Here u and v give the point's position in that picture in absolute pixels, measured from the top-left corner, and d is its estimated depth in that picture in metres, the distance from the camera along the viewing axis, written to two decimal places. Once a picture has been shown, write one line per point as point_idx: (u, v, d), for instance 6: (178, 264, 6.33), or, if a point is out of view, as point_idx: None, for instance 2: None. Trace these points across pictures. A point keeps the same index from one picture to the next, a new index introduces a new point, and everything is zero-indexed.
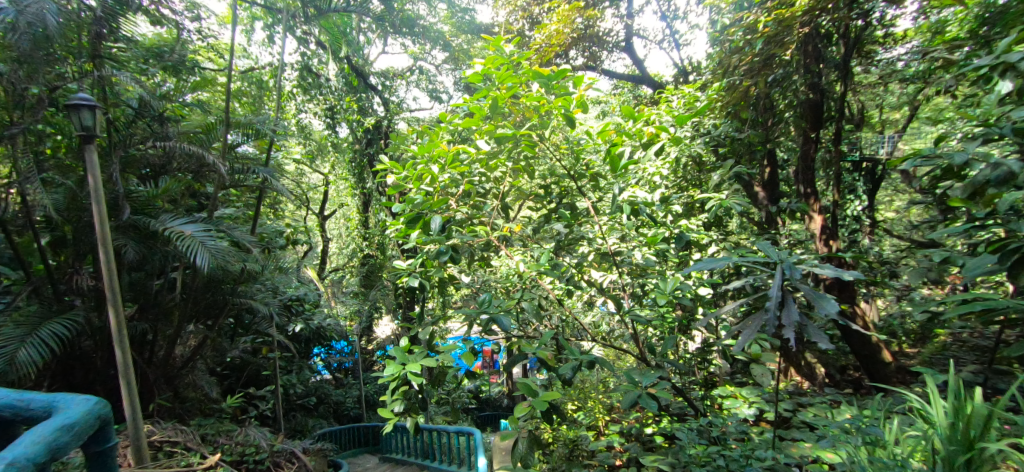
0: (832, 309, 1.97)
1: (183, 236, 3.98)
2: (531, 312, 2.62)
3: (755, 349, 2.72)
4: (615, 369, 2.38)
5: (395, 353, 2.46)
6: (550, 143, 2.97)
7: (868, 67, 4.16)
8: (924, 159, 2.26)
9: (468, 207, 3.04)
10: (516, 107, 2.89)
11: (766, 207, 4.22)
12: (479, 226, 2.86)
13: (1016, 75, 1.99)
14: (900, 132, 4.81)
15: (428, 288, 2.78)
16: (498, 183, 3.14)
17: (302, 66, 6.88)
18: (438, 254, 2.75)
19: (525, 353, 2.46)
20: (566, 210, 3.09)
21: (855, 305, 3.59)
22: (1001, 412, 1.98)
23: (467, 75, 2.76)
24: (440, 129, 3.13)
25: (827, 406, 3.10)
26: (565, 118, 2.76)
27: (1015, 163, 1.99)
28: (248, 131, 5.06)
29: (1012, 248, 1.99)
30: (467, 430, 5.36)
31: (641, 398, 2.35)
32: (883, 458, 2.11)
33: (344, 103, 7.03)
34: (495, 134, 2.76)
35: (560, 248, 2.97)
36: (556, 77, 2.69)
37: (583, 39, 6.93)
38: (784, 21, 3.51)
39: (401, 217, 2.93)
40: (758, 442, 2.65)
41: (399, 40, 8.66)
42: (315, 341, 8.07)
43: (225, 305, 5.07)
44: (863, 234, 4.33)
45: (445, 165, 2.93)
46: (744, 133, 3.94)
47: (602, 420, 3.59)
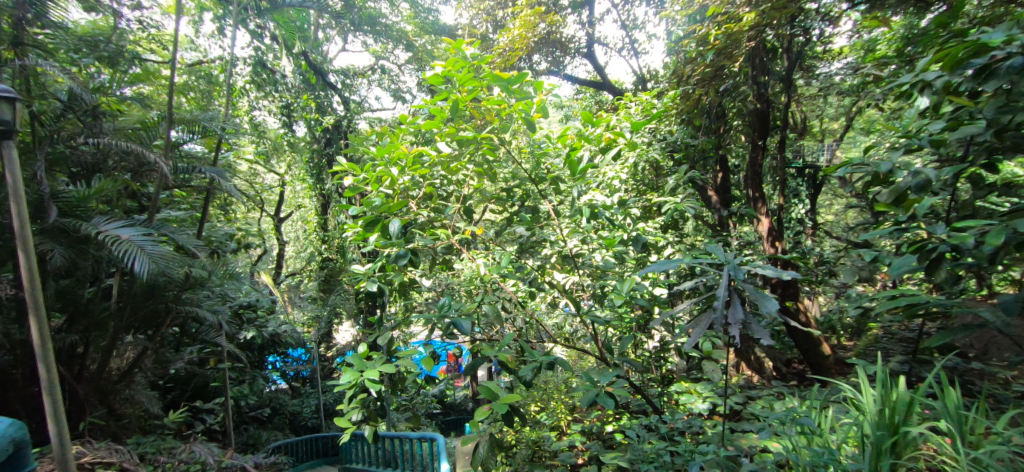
0: (773, 307, 2.13)
1: (119, 240, 3.85)
2: (494, 317, 2.63)
3: (706, 347, 2.92)
4: (574, 370, 2.49)
5: (352, 361, 2.46)
6: (509, 146, 3.05)
7: (809, 80, 4.33)
8: (855, 168, 2.48)
9: (429, 210, 3.11)
10: (477, 110, 2.96)
11: (718, 210, 4.45)
12: (440, 230, 2.94)
13: (932, 92, 2.14)
14: (839, 141, 5.13)
15: (387, 293, 2.82)
16: (460, 186, 3.21)
17: (256, 61, 6.69)
18: (397, 256, 2.79)
19: (486, 356, 2.51)
20: (527, 213, 3.18)
21: (798, 303, 3.82)
22: (921, 398, 2.23)
23: (428, 76, 2.80)
24: (400, 131, 3.15)
25: (774, 398, 3.31)
26: (525, 122, 2.85)
27: (933, 171, 2.18)
28: (192, 127, 4.89)
29: (930, 248, 2.17)
30: (430, 436, 5.38)
31: (599, 398, 2.46)
32: (818, 446, 2.32)
33: (301, 102, 6.96)
34: (456, 136, 2.83)
35: (522, 250, 3.12)
36: (516, 81, 2.72)
37: (546, 44, 7.09)
38: (733, 35, 3.71)
39: (359, 220, 2.90)
40: (711, 435, 2.81)
41: (362, 39, 8.59)
42: (270, 348, 7.81)
43: (167, 313, 4.90)
44: (807, 237, 4.59)
45: (405, 167, 2.97)
46: (698, 140, 4.29)
47: (564, 420, 3.72)
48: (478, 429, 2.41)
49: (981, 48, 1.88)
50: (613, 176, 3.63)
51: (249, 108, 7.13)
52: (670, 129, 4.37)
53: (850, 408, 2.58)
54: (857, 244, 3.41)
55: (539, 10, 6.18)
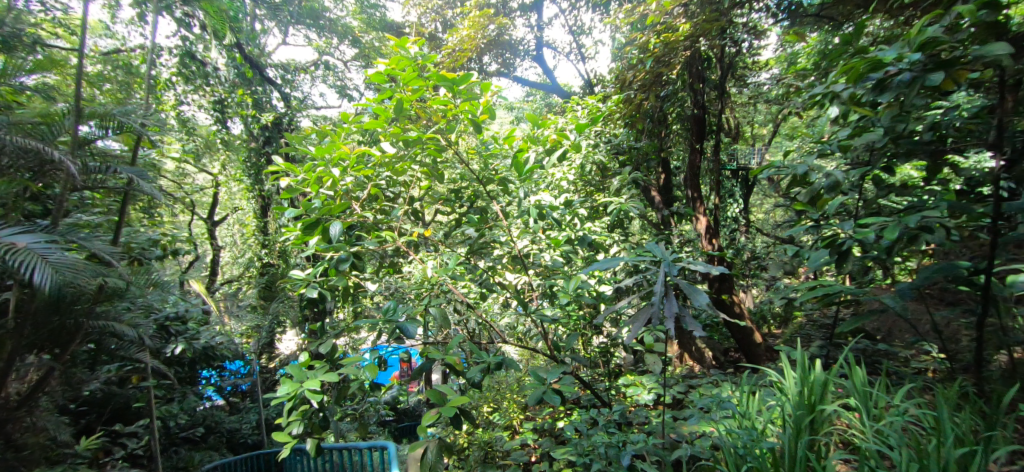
0: (704, 299, 2.28)
1: (11, 249, 2.53)
2: (440, 319, 2.68)
3: (648, 340, 3.09)
4: (521, 368, 2.58)
5: (291, 371, 2.44)
6: (455, 147, 3.12)
7: (741, 89, 4.61)
8: (776, 170, 2.72)
9: (375, 212, 3.17)
10: (422, 110, 3.02)
11: (661, 209, 4.65)
12: (385, 233, 2.98)
13: (840, 102, 2.35)
14: (767, 145, 5.49)
15: (329, 297, 2.79)
16: (406, 187, 3.27)
17: (185, 51, 5.69)
18: (339, 260, 2.82)
19: (433, 359, 2.54)
20: (475, 215, 3.29)
21: (733, 296, 4.07)
22: (834, 378, 2.46)
23: (371, 74, 2.85)
24: (342, 130, 3.18)
25: (712, 386, 3.52)
26: (472, 123, 2.92)
27: (841, 173, 2.41)
28: (109, 122, 3.20)
29: (841, 244, 2.39)
30: (380, 444, 4.80)
31: (546, 395, 2.54)
32: (748, 428, 2.51)
33: (235, 97, 6.25)
34: (401, 135, 2.89)
35: (471, 251, 3.20)
36: (461, 82, 2.80)
37: (495, 46, 7.18)
38: (670, 44, 3.91)
39: (297, 222, 2.92)
40: (654, 423, 2.98)
41: (304, 36, 7.83)
42: (201, 363, 6.11)
43: (79, 330, 3.18)
44: (740, 235, 4.86)
45: (346, 168, 2.96)
46: (641, 143, 4.47)
47: (516, 419, 3.83)
48: (426, 430, 2.46)
49: (878, 63, 2.06)
50: (560, 177, 3.77)
51: (175, 103, 6.45)
52: (614, 131, 4.56)
53: (775, 391, 2.81)
54: (783, 241, 3.68)
55: (487, 11, 6.26)
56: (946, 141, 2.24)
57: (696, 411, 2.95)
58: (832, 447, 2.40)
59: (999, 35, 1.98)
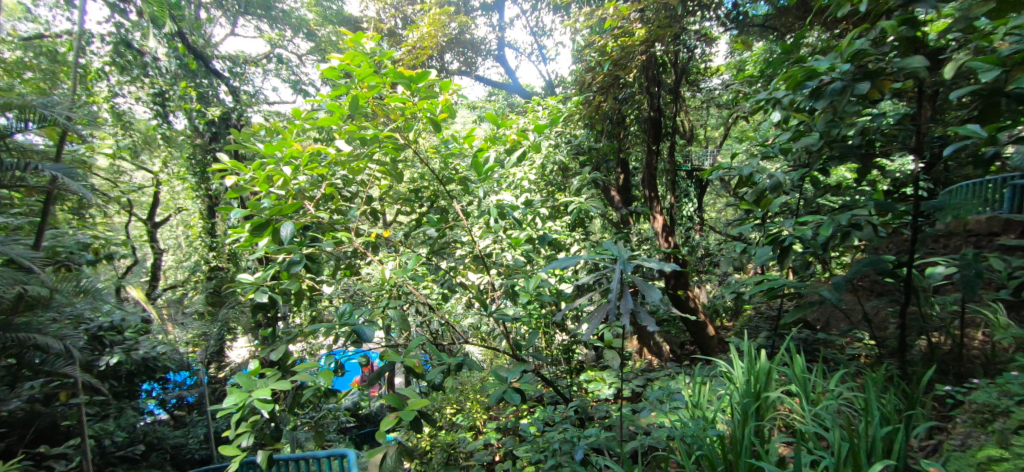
0: (657, 296, 2.30)
1: None
2: (397, 322, 2.61)
3: (607, 336, 3.22)
4: (482, 369, 2.61)
5: (239, 381, 2.31)
6: (414, 146, 3.08)
7: (695, 93, 4.82)
8: (724, 171, 2.88)
9: (331, 213, 3.07)
10: (379, 108, 2.99)
11: (619, 208, 4.82)
12: (341, 234, 2.87)
13: (782, 108, 2.52)
14: (719, 147, 5.75)
15: (280, 302, 2.65)
16: (363, 187, 3.26)
17: (118, 40, 5.30)
18: (290, 263, 2.72)
19: (390, 362, 2.52)
20: (436, 215, 3.31)
21: (688, 292, 4.23)
22: (777, 367, 2.62)
23: (324, 70, 2.81)
24: (294, 127, 3.12)
25: (668, 379, 3.67)
26: (431, 121, 2.90)
27: (782, 175, 2.58)
28: (30, 115, 3.09)
29: (784, 242, 2.54)
30: (339, 452, 3.96)
31: (506, 394, 2.58)
32: (700, 417, 2.66)
33: (178, 90, 5.33)
34: (357, 133, 2.86)
35: (432, 251, 3.24)
36: (418, 79, 2.81)
37: (456, 44, 7.24)
38: (627, 48, 4.03)
39: (246, 223, 2.68)
40: (612, 415, 3.11)
41: (254, 23, 6.62)
42: (142, 374, 4.77)
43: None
44: (694, 234, 5.05)
45: (298, 165, 2.92)
46: (600, 143, 4.62)
47: (480, 420, 3.91)
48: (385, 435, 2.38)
49: (812, 72, 2.22)
50: (520, 177, 3.86)
51: (109, 95, 5.44)
52: (574, 132, 4.75)
53: (724, 381, 2.97)
54: (733, 237, 3.87)
55: (448, 10, 6.25)
56: (874, 145, 2.42)
57: (649, 404, 3.07)
58: (774, 432, 2.55)
59: (917, 49, 2.16)
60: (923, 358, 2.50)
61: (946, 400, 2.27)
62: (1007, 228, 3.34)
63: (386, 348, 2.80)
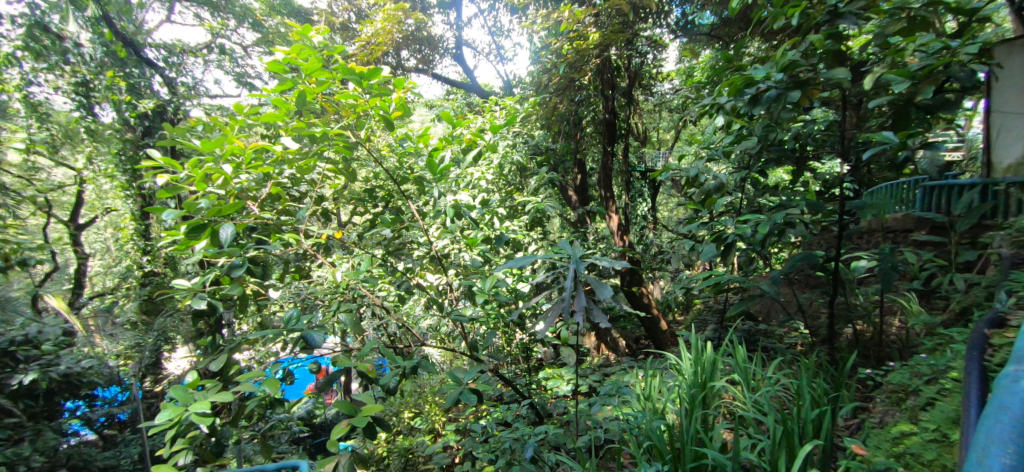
0: (607, 294, 2.40)
1: None
2: (351, 325, 2.45)
3: (563, 332, 3.33)
4: (438, 371, 2.48)
5: (176, 394, 2.04)
6: (366, 144, 2.97)
7: (648, 97, 5.00)
8: (672, 172, 3.05)
9: (277, 213, 2.89)
10: (328, 103, 2.86)
11: (577, 207, 4.96)
12: (288, 236, 2.70)
13: (724, 113, 2.68)
14: (670, 148, 5.97)
15: (220, 311, 2.35)
16: (313, 186, 3.09)
17: (32, 22, 4.60)
18: (231, 267, 2.41)
19: (343, 367, 2.31)
20: (390, 215, 3.31)
21: (641, 289, 4.39)
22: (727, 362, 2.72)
23: (267, 63, 2.56)
24: (235, 123, 2.82)
25: (622, 373, 3.80)
26: (384, 119, 2.79)
27: (723, 176, 2.75)
28: None
29: (727, 240, 2.69)
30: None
31: (462, 395, 2.52)
32: (649, 410, 2.78)
33: (104, 80, 4.87)
34: (304, 131, 2.65)
35: (388, 253, 3.29)
36: (369, 76, 2.65)
37: (413, 41, 7.19)
38: (582, 51, 4.14)
39: (179, 224, 2.37)
40: (567, 410, 3.20)
41: (192, 9, 5.74)
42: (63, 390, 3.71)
43: None
44: (647, 232, 5.23)
45: (240, 164, 2.63)
46: (557, 144, 4.73)
47: (439, 422, 3.95)
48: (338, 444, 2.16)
49: (749, 80, 2.39)
50: (477, 177, 3.91)
51: (20, 83, 4.67)
52: (532, 133, 4.82)
53: (673, 374, 3.11)
54: (683, 235, 4.04)
55: (402, 5, 6.16)
56: (807, 150, 2.61)
57: (601, 398, 3.18)
58: (719, 419, 2.71)
59: (840, 61, 2.35)
60: (849, 345, 2.72)
61: (868, 381, 2.49)
62: (917, 224, 3.54)
63: (339, 352, 2.66)
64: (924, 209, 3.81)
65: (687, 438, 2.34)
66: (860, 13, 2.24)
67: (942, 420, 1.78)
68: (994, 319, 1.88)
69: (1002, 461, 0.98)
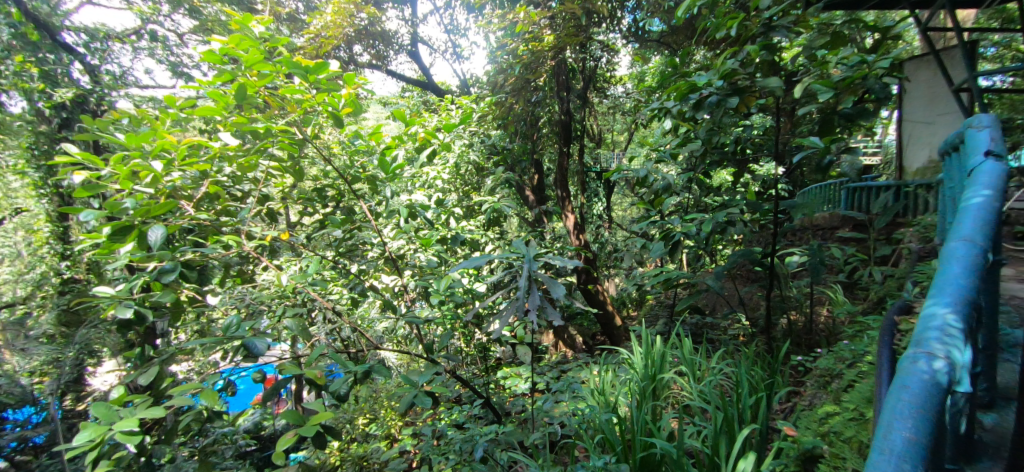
0: (560, 292, 2.47)
1: None
2: (297, 331, 2.31)
3: (519, 330, 3.41)
4: (393, 376, 2.39)
5: (97, 411, 1.78)
6: (313, 140, 2.87)
7: (602, 99, 5.15)
8: (623, 173, 3.18)
9: (215, 213, 2.68)
10: (273, 98, 2.72)
11: (534, 207, 5.07)
12: (228, 237, 2.50)
13: (671, 117, 2.82)
14: (623, 149, 6.17)
15: (150, 319, 2.15)
16: (256, 184, 2.90)
17: None
18: (162, 272, 2.16)
19: (288, 376, 2.17)
20: (342, 215, 3.16)
21: (597, 286, 4.52)
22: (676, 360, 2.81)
23: (202, 53, 2.41)
24: (167, 115, 2.54)
25: (578, 369, 3.90)
26: (332, 116, 2.65)
27: (670, 178, 2.89)
28: None
29: (675, 239, 2.82)
30: None
31: (416, 399, 2.48)
32: (600, 405, 2.88)
33: (9, 66, 4.11)
34: (244, 126, 2.51)
35: (340, 253, 3.16)
36: (315, 70, 2.47)
37: (367, 36, 7.05)
38: (536, 53, 4.22)
39: (100, 226, 2.10)
40: (521, 408, 3.28)
41: None
42: None
43: None
44: (603, 231, 5.40)
45: (173, 161, 2.41)
46: (513, 144, 4.80)
47: (396, 427, 3.96)
48: (285, 456, 1.99)
49: (692, 86, 2.53)
50: (433, 176, 4.05)
51: None
52: (488, 132, 4.91)
53: (625, 368, 3.23)
54: (636, 234, 4.19)
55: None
56: (746, 152, 2.78)
57: (556, 395, 3.27)
58: (667, 410, 2.84)
59: (774, 70, 2.50)
60: (782, 334, 2.92)
61: (799, 367, 2.69)
62: (843, 222, 3.76)
63: (287, 360, 2.45)
64: (846, 209, 4.12)
65: (637, 429, 2.43)
66: (790, 27, 2.40)
67: (860, 400, 1.88)
68: (903, 305, 1.97)
69: (903, 434, 0.97)
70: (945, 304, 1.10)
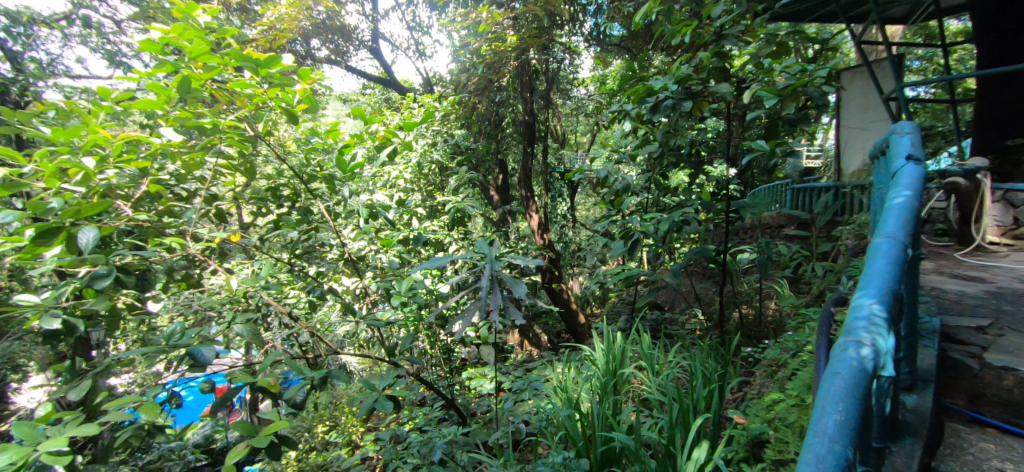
0: (521, 292, 2.51)
1: None
2: (248, 337, 2.20)
3: (483, 329, 3.45)
4: (351, 381, 2.36)
5: (19, 432, 1.67)
6: (265, 138, 2.74)
7: (566, 100, 5.27)
8: (585, 174, 3.26)
9: (155, 213, 2.51)
10: (220, 92, 2.52)
11: (499, 207, 5.12)
12: (170, 239, 2.35)
13: (631, 120, 2.91)
14: (587, 150, 6.29)
15: (79, 330, 1.97)
16: (202, 183, 2.75)
17: None
18: (94, 277, 2.03)
19: (239, 384, 2.09)
20: (298, 215, 3.08)
21: (561, 285, 4.60)
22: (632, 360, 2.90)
23: (139, 42, 2.20)
24: (98, 108, 2.35)
25: (542, 367, 3.97)
26: (286, 113, 2.54)
27: (629, 178, 2.99)
28: None
29: (634, 239, 2.91)
30: None
31: (376, 404, 2.47)
32: (561, 403, 2.94)
33: None
34: (188, 123, 2.33)
35: (295, 256, 3.11)
36: (267, 64, 2.37)
37: (325, 30, 6.93)
38: (499, 53, 4.28)
39: (24, 227, 1.95)
40: (484, 408, 3.32)
41: None
42: None
43: None
44: (567, 231, 5.58)
45: (107, 157, 2.24)
46: (476, 144, 4.84)
47: (357, 434, 3.92)
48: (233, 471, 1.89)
49: (649, 90, 2.62)
50: (395, 176, 4.08)
51: None
52: (452, 131, 4.69)
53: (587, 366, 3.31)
54: (599, 233, 4.28)
55: None
56: (701, 154, 2.91)
57: (519, 394, 3.32)
58: (627, 404, 2.93)
59: (725, 76, 2.61)
60: (734, 328, 3.06)
61: (750, 358, 2.83)
62: (789, 220, 3.96)
63: (239, 368, 2.37)
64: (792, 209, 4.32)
65: (597, 424, 2.51)
66: (739, 36, 2.53)
67: (801, 388, 2.00)
68: (838, 297, 2.12)
69: (835, 418, 1.04)
70: (871, 295, 1.20)
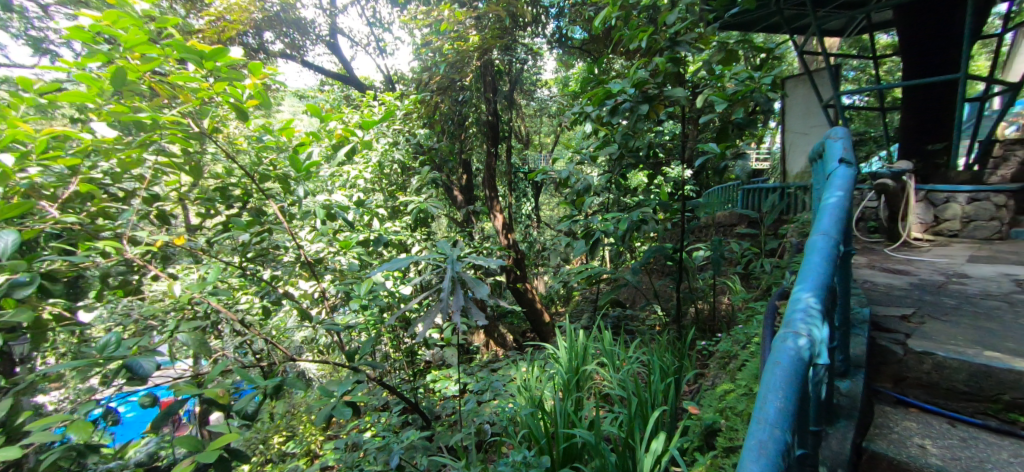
0: (482, 291, 2.53)
1: None
2: (193, 345, 2.14)
3: (446, 330, 3.47)
4: (305, 388, 2.35)
5: None
6: (213, 134, 2.65)
7: (530, 101, 5.34)
8: (548, 175, 3.32)
9: (86, 214, 2.34)
10: (160, 85, 2.43)
11: (462, 207, 5.14)
12: (103, 243, 2.19)
13: (592, 122, 2.98)
14: (551, 151, 6.37)
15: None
16: (140, 182, 2.59)
17: None
18: (14, 285, 1.86)
19: (183, 396, 2.02)
20: (250, 215, 3.00)
21: (525, 285, 4.65)
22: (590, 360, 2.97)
23: (66, 29, 2.08)
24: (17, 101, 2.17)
25: (507, 366, 4.01)
26: (234, 107, 2.48)
27: (589, 178, 3.06)
28: None
29: (595, 238, 2.98)
30: None
31: (334, 411, 2.45)
32: (524, 403, 2.98)
33: None
34: (124, 116, 2.20)
35: (247, 259, 3.04)
36: (211, 56, 2.30)
37: (280, 23, 6.78)
38: (461, 52, 4.31)
39: None
40: (446, 410, 3.32)
41: None
42: None
43: None
44: (531, 230, 5.65)
45: (29, 152, 2.09)
46: (438, 144, 4.85)
47: (316, 442, 3.86)
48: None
49: (608, 92, 2.69)
50: (355, 176, 4.06)
51: None
52: (414, 130, 4.81)
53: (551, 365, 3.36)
54: (563, 233, 4.35)
55: None
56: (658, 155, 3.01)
57: (482, 396, 3.34)
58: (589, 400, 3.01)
59: (679, 81, 2.70)
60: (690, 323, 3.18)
61: (703, 352, 2.94)
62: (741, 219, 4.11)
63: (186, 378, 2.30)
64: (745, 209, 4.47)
65: (559, 422, 2.55)
66: (692, 42, 2.63)
67: (751, 380, 2.08)
68: (783, 292, 2.23)
69: (776, 405, 1.12)
70: (807, 289, 1.29)
